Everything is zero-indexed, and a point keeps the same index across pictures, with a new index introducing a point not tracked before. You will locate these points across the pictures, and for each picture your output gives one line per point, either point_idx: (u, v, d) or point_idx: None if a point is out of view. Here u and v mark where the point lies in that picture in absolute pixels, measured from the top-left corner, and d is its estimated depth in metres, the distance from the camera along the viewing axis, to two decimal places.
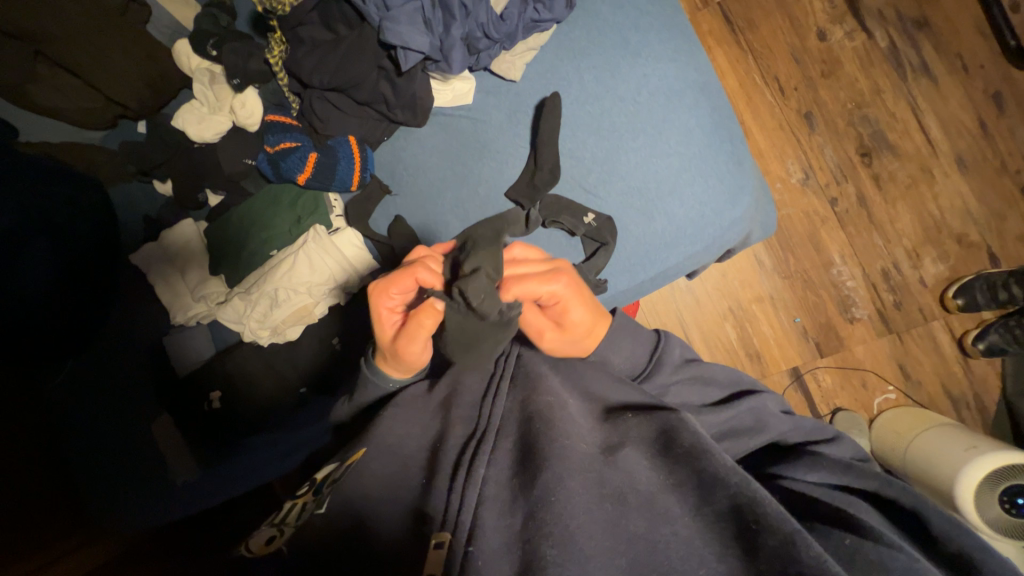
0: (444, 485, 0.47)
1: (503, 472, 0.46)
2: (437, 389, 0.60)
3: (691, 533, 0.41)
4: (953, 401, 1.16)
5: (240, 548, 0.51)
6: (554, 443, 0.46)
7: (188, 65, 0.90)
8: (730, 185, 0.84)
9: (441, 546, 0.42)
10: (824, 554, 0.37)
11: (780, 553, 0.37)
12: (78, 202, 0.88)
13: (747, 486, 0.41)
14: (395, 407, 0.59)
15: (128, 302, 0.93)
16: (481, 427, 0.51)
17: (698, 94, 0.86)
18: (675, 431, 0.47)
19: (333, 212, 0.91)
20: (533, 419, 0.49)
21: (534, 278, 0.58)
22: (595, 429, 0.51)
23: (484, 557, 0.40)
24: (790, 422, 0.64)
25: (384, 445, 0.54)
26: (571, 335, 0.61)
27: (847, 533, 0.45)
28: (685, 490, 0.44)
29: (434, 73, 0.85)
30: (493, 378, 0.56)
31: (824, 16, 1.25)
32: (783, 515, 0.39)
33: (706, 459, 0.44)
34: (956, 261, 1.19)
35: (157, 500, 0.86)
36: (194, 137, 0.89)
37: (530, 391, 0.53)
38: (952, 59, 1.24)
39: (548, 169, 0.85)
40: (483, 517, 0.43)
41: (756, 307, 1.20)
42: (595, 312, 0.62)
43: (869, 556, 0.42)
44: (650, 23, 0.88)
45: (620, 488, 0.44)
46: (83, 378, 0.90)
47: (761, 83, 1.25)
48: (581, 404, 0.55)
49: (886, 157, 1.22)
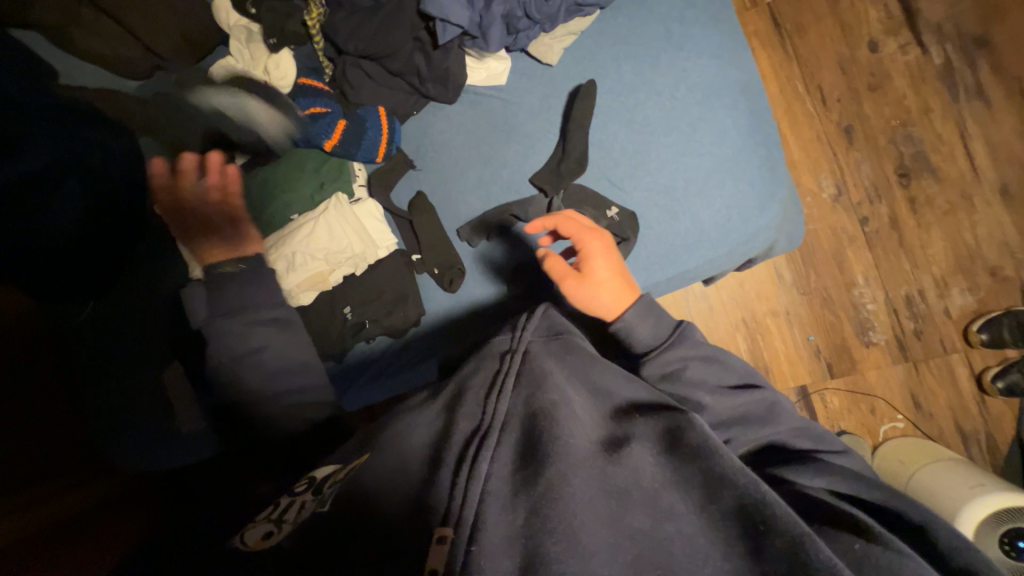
0: (446, 478, 0.46)
1: (505, 467, 0.46)
2: (439, 396, 0.58)
3: (695, 531, 0.41)
4: (963, 437, 1.13)
5: (232, 538, 0.51)
6: (558, 441, 0.46)
7: (225, 21, 0.89)
8: (759, 191, 0.82)
9: (444, 541, 0.41)
10: (832, 557, 0.37)
11: (786, 552, 0.38)
12: (109, 148, 0.89)
13: (754, 487, 0.42)
14: (398, 415, 0.59)
15: (148, 254, 0.96)
16: (484, 425, 0.49)
17: (737, 95, 0.84)
18: (682, 431, 0.48)
19: (355, 180, 0.91)
20: (538, 416, 0.49)
21: (580, 225, 0.71)
22: (600, 426, 0.51)
23: (486, 553, 0.40)
24: (799, 422, 0.63)
25: (390, 445, 0.54)
26: (590, 287, 0.68)
27: (855, 537, 0.45)
28: (689, 488, 0.44)
29: (470, 50, 0.85)
30: (498, 373, 0.55)
31: (878, 26, 1.20)
32: (790, 517, 0.40)
33: (712, 461, 0.44)
34: (986, 294, 1.15)
35: (170, 447, 0.92)
36: (228, 96, 0.89)
37: (535, 389, 0.52)
38: (1010, 82, 1.18)
39: (574, 158, 0.84)
40: (486, 511, 0.42)
41: (770, 320, 1.18)
42: (622, 280, 0.68)
43: (877, 561, 0.42)
44: (696, 16, 0.86)
45: (623, 485, 0.44)
46: (103, 322, 0.94)
47: (802, 90, 1.21)
48: (587, 399, 0.55)
49: (925, 179, 1.18)
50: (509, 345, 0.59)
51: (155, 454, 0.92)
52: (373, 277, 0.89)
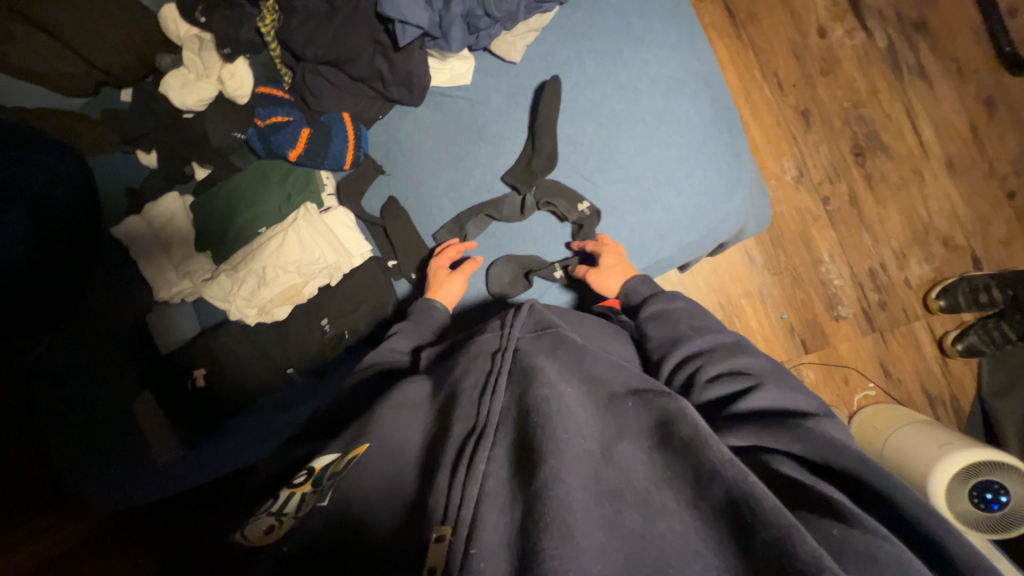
0: (443, 481, 0.46)
1: (502, 467, 0.46)
2: (439, 394, 0.57)
3: (686, 529, 0.41)
4: (930, 400, 1.19)
5: (235, 535, 0.51)
6: (552, 438, 0.46)
7: (175, 32, 0.86)
8: (726, 177, 0.84)
9: (443, 540, 0.42)
10: (820, 550, 0.36)
11: (774, 546, 0.37)
12: (55, 170, 0.85)
13: (743, 480, 0.40)
14: (391, 406, 0.57)
15: (108, 283, 0.92)
16: (480, 424, 0.49)
17: (698, 84, 0.85)
18: (674, 422, 0.46)
19: (324, 190, 0.89)
20: (531, 413, 0.49)
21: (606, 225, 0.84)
22: (594, 420, 0.50)
23: (483, 555, 0.40)
24: (770, 370, 0.61)
25: (385, 445, 0.52)
26: (603, 275, 0.79)
27: (835, 522, 0.40)
28: (681, 483, 0.44)
29: (432, 50, 0.84)
30: (491, 373, 0.54)
31: (826, 13, 1.25)
32: (777, 507, 0.39)
33: (705, 452, 0.43)
34: (941, 263, 1.21)
35: (133, 476, 0.85)
36: (175, 101, 0.85)
37: (527, 385, 0.52)
38: (948, 62, 1.24)
39: (545, 154, 0.84)
40: (483, 513, 0.43)
41: (745, 302, 1.21)
42: (629, 267, 0.80)
43: (857, 548, 0.38)
44: (654, 9, 0.87)
45: (616, 485, 0.44)
46: (61, 355, 0.89)
47: (760, 78, 1.25)
48: (580, 391, 0.53)
49: (879, 157, 1.23)
50: (499, 344, 0.59)
51: (118, 492, 0.84)
52: (351, 285, 0.87)
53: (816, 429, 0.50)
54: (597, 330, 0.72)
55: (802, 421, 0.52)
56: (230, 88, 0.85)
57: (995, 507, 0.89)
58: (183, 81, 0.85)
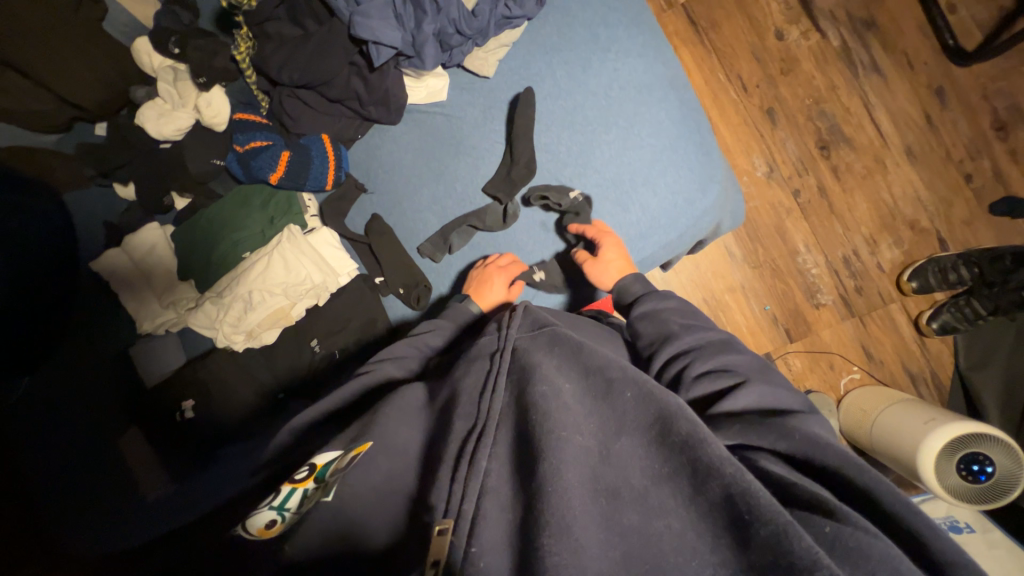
0: (445, 476, 0.47)
1: (503, 465, 0.47)
2: (437, 398, 0.59)
3: (684, 525, 0.42)
4: (912, 378, 1.23)
5: (235, 530, 0.55)
6: (550, 436, 0.46)
7: (149, 65, 0.87)
8: (699, 175, 0.87)
9: (445, 532, 0.43)
10: (815, 545, 0.37)
11: (770, 542, 0.38)
12: (28, 208, 0.86)
13: (741, 476, 0.41)
14: (392, 409, 0.58)
15: (90, 319, 0.90)
16: (481, 422, 0.50)
17: (666, 88, 0.88)
18: (672, 419, 0.47)
19: (307, 212, 0.89)
20: (530, 411, 0.49)
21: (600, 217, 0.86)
22: (592, 416, 0.51)
23: (485, 551, 0.42)
24: (757, 365, 0.63)
25: (386, 445, 0.54)
26: (598, 266, 0.80)
27: (825, 518, 0.42)
28: (678, 480, 0.44)
29: (407, 69, 0.86)
30: (491, 372, 0.56)
31: (781, 17, 1.31)
32: (774, 506, 0.39)
33: (702, 450, 0.44)
34: (909, 246, 1.26)
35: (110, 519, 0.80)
36: (154, 134, 0.85)
37: (526, 384, 0.53)
38: (900, 56, 1.30)
39: (524, 164, 0.86)
40: (485, 508, 0.44)
41: (728, 296, 1.25)
42: (628, 261, 0.80)
43: (848, 544, 0.40)
44: (618, 19, 0.90)
45: (614, 483, 0.45)
46: (40, 395, 0.86)
47: (724, 81, 1.31)
48: (579, 387, 0.54)
49: (842, 149, 1.29)
50: (497, 345, 0.61)
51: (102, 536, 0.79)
52: (337, 304, 0.88)
53: (799, 426, 0.52)
54: (588, 329, 0.73)
55: (788, 418, 0.53)
56: (206, 117, 0.85)
57: (982, 479, 0.91)
58: (160, 113, 0.85)
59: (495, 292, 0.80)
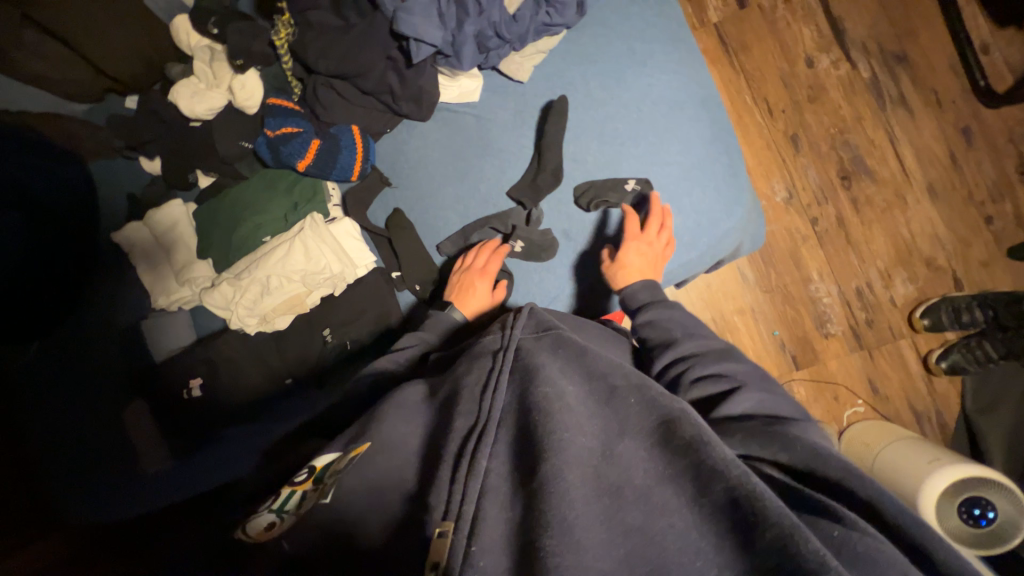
0: (445, 475, 0.48)
1: (503, 464, 0.47)
2: (437, 394, 0.60)
3: (689, 525, 0.42)
4: (916, 416, 1.22)
5: (236, 533, 0.56)
6: (552, 435, 0.46)
7: (187, 43, 0.88)
8: (724, 197, 0.87)
9: (445, 534, 0.43)
10: (822, 548, 0.37)
11: (776, 544, 0.38)
12: (57, 176, 0.87)
13: (745, 479, 0.41)
14: (392, 406, 0.59)
15: (100, 289, 0.90)
16: (482, 421, 0.51)
17: (697, 107, 0.88)
18: (676, 423, 0.47)
19: (330, 201, 0.89)
20: (531, 411, 0.50)
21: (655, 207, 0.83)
22: (595, 417, 0.50)
23: (485, 550, 0.42)
24: (755, 371, 0.63)
25: (386, 442, 0.55)
26: (613, 270, 0.79)
27: (834, 522, 0.41)
28: (682, 481, 0.44)
29: (443, 68, 0.86)
30: (492, 371, 0.56)
31: (812, 44, 1.31)
32: (781, 508, 0.39)
33: (705, 452, 0.44)
34: (924, 283, 1.25)
35: (121, 485, 0.84)
36: (186, 112, 0.86)
37: (528, 383, 0.53)
38: (930, 92, 1.30)
39: (550, 170, 0.86)
40: (485, 508, 0.44)
41: (737, 318, 1.25)
42: (645, 271, 0.77)
43: (857, 548, 0.39)
44: (655, 35, 0.90)
45: (617, 482, 0.45)
46: (50, 358, 0.88)
47: (751, 103, 1.31)
48: (582, 389, 0.54)
49: (864, 181, 1.28)
50: (500, 344, 0.61)
51: (124, 502, 0.83)
52: (353, 296, 0.87)
53: (798, 436, 0.51)
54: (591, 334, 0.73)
55: (788, 429, 0.53)
56: (240, 99, 0.86)
57: (984, 523, 0.90)
58: (192, 91, 0.86)
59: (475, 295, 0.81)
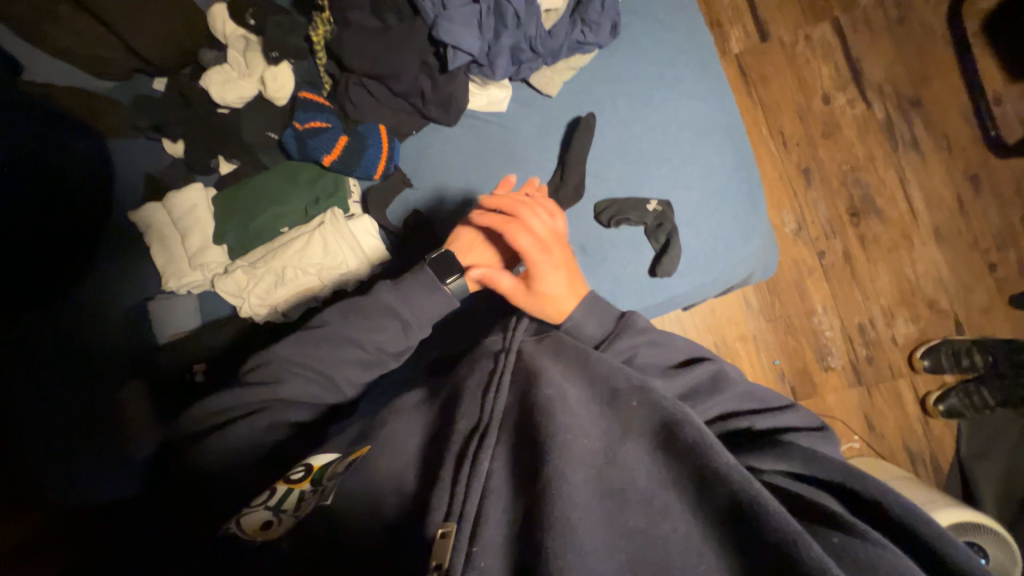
0: (447, 477, 0.47)
1: (504, 465, 0.48)
2: (436, 397, 0.60)
3: (691, 529, 0.42)
4: (911, 456, 1.22)
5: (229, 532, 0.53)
6: (555, 437, 0.46)
7: (221, 29, 0.89)
8: (741, 225, 0.88)
9: (448, 536, 0.42)
10: (824, 556, 0.36)
11: (779, 552, 0.37)
12: (74, 151, 0.87)
13: (747, 484, 0.41)
14: (393, 412, 0.60)
15: (105, 266, 0.89)
16: (484, 421, 0.51)
17: (721, 135, 0.90)
18: (677, 426, 0.46)
19: (351, 197, 0.89)
20: (534, 413, 0.50)
21: (524, 207, 0.70)
22: (598, 420, 0.50)
23: (484, 551, 0.42)
24: (745, 387, 0.65)
25: (387, 445, 0.56)
26: (536, 300, 0.68)
27: (834, 529, 0.43)
28: (684, 485, 0.44)
29: (475, 76, 0.87)
30: (493, 372, 0.56)
31: (830, 83, 1.34)
32: (783, 515, 0.39)
33: (707, 456, 0.43)
34: (925, 324, 1.26)
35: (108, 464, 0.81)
36: (216, 98, 0.87)
37: (530, 386, 0.53)
38: (942, 139, 1.33)
39: (572, 185, 0.87)
40: (487, 509, 0.44)
41: (739, 344, 1.25)
42: (569, 290, 0.67)
43: (856, 554, 0.40)
44: (684, 62, 0.92)
45: (620, 484, 0.45)
46: (46, 333, 0.86)
47: (766, 134, 1.33)
48: (584, 393, 0.53)
49: (872, 219, 1.30)
50: (502, 346, 0.61)
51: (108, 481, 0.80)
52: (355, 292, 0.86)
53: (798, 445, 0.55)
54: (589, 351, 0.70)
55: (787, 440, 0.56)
56: (269, 92, 0.87)
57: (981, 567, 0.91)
58: (223, 79, 0.86)
59: (482, 255, 0.78)
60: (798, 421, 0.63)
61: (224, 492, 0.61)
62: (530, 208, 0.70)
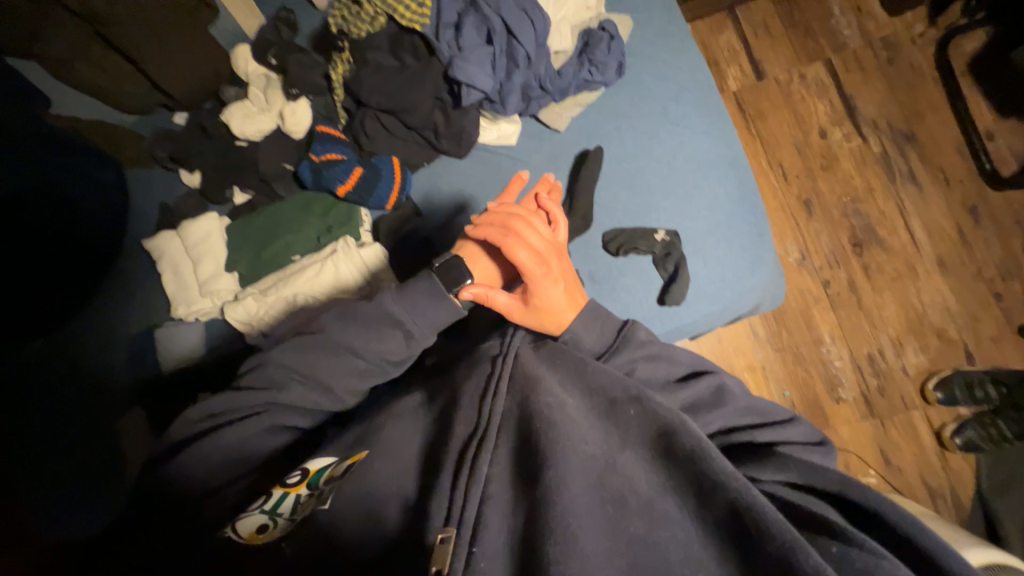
0: (446, 481, 0.48)
1: (503, 470, 0.49)
2: (435, 402, 0.58)
3: (689, 536, 0.44)
4: (930, 492, 1.18)
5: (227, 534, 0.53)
6: (555, 445, 0.47)
7: (243, 68, 0.93)
8: (748, 254, 0.89)
9: (447, 541, 0.44)
10: (822, 562, 0.38)
11: (777, 558, 0.39)
12: (94, 181, 0.88)
13: (745, 493, 0.42)
14: (389, 416, 0.59)
15: (118, 294, 0.91)
16: (482, 426, 0.51)
17: (725, 167, 0.92)
18: (675, 434, 0.47)
19: (363, 226, 0.90)
20: (533, 419, 0.50)
21: (520, 221, 0.67)
22: (597, 427, 0.50)
23: (485, 555, 0.44)
24: (746, 401, 0.62)
25: (384, 448, 0.54)
26: (533, 314, 0.66)
27: (833, 539, 0.44)
28: (683, 493, 0.45)
29: (487, 111, 0.91)
30: (491, 376, 0.55)
31: (826, 118, 1.39)
32: (781, 523, 0.40)
33: (706, 465, 0.44)
34: (935, 354, 1.25)
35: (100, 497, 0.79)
36: (235, 131, 0.90)
37: (529, 392, 0.52)
38: (938, 171, 1.36)
39: (580, 215, 0.88)
40: (487, 515, 0.46)
41: (748, 375, 1.24)
42: (568, 301, 0.65)
43: (855, 563, 0.42)
44: (687, 98, 0.96)
45: (620, 491, 0.46)
46: (50, 361, 0.86)
47: (766, 166, 1.36)
48: (582, 400, 0.53)
49: (875, 249, 1.32)
50: (499, 350, 0.59)
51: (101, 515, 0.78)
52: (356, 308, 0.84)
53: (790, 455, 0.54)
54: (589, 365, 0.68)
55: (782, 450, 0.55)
56: (286, 126, 0.91)
57: None
58: (243, 113, 0.90)
59: (484, 268, 0.75)
60: (800, 436, 0.62)
61: (220, 511, 0.58)
62: (524, 220, 0.67)
